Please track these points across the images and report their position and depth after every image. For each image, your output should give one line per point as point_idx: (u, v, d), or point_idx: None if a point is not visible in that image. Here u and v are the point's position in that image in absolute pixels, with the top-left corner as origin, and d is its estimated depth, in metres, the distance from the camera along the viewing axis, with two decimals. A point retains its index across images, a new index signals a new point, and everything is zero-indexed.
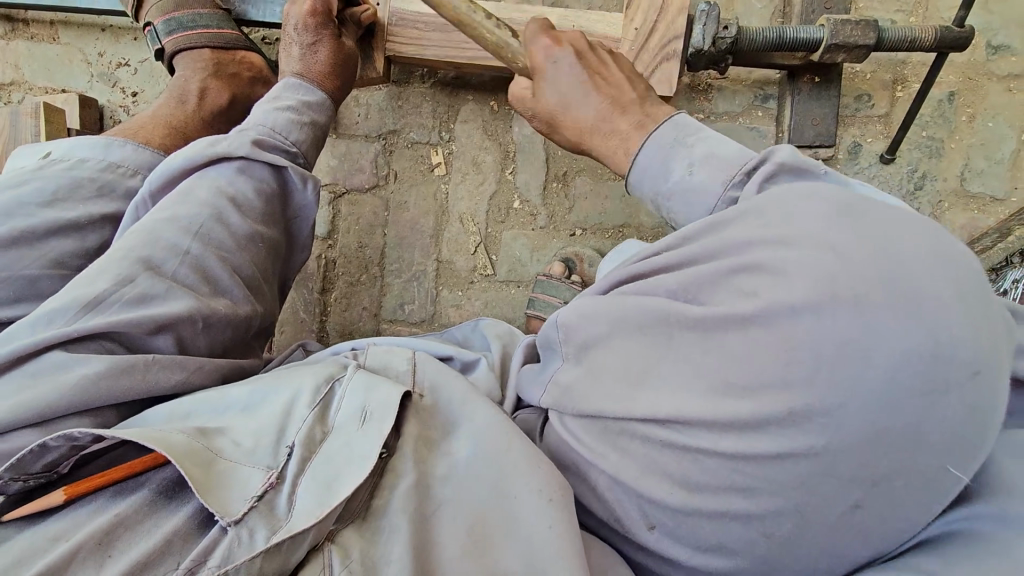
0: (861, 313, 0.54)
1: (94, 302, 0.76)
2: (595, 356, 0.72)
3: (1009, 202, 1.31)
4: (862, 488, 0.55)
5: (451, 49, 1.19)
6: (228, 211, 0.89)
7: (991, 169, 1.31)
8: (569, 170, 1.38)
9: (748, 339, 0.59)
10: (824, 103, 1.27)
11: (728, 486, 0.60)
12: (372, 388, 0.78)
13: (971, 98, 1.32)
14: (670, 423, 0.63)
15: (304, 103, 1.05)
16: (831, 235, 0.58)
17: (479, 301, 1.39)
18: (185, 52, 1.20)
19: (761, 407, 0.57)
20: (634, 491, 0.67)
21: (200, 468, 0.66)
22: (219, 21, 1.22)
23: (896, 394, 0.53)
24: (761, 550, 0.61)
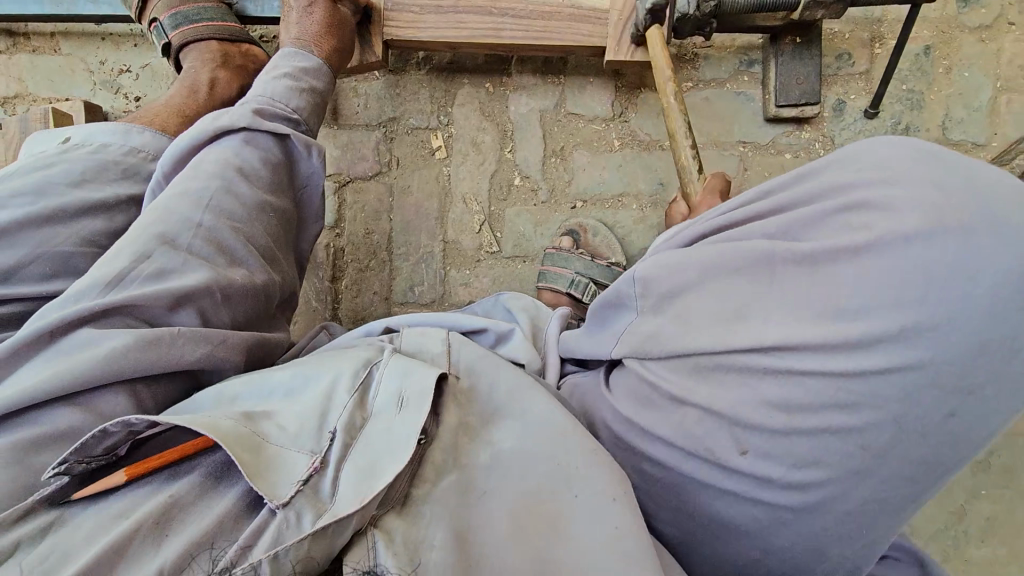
0: (967, 240, 0.60)
1: (116, 280, 0.78)
2: (686, 302, 0.75)
3: (989, 148, 1.37)
4: (954, 394, 0.61)
5: (447, 30, 1.23)
6: (236, 181, 0.93)
7: (970, 117, 1.37)
8: (567, 145, 1.42)
9: (863, 267, 0.63)
10: (805, 63, 1.31)
11: (830, 403, 0.64)
12: (410, 372, 0.76)
13: (947, 51, 1.38)
14: (775, 350, 0.67)
15: (300, 69, 1.08)
16: (926, 176, 0.65)
17: (486, 278, 1.42)
18: (191, 45, 1.26)
19: (871, 327, 0.62)
20: (730, 420, 0.69)
21: (248, 454, 0.66)
22: (223, 15, 1.28)
23: (1001, 309, 0.59)
24: (857, 462, 0.64)
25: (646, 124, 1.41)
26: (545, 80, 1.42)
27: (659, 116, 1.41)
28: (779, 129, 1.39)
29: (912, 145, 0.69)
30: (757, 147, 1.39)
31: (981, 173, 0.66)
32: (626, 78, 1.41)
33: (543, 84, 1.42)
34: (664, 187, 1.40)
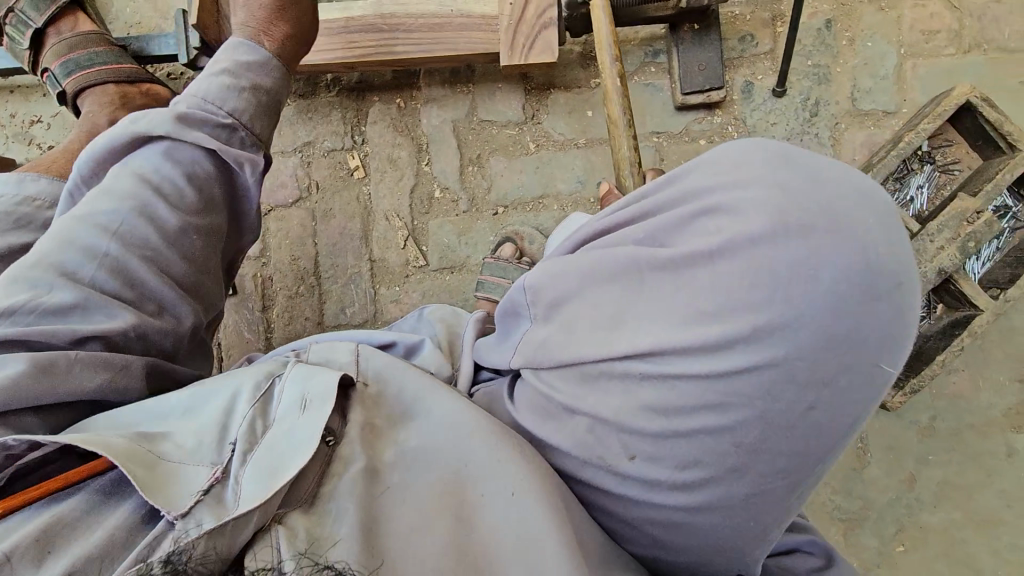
0: (808, 240, 0.55)
1: (8, 309, 0.70)
2: (569, 312, 0.68)
3: (899, 115, 1.37)
4: (812, 389, 0.56)
5: (340, 49, 1.24)
6: (154, 204, 0.80)
7: (878, 86, 1.38)
8: (483, 152, 1.42)
9: (714, 274, 0.58)
10: (706, 48, 1.34)
11: (699, 406, 0.59)
12: (312, 376, 0.73)
13: (847, 24, 1.39)
14: (648, 356, 0.61)
15: (240, 64, 0.88)
16: (776, 177, 0.59)
17: (416, 293, 1.41)
18: (91, 89, 1.25)
19: (729, 330, 0.57)
20: (615, 426, 0.64)
21: (138, 468, 0.61)
22: (117, 57, 1.28)
23: (841, 304, 0.55)
24: (732, 461, 0.60)
25: (559, 125, 1.41)
26: (454, 91, 1.43)
27: (571, 116, 1.41)
28: (690, 116, 1.39)
29: (762, 142, 0.63)
30: (671, 136, 1.39)
31: (826, 170, 0.61)
32: (534, 81, 1.41)
33: (453, 95, 1.42)
34: (584, 185, 1.40)
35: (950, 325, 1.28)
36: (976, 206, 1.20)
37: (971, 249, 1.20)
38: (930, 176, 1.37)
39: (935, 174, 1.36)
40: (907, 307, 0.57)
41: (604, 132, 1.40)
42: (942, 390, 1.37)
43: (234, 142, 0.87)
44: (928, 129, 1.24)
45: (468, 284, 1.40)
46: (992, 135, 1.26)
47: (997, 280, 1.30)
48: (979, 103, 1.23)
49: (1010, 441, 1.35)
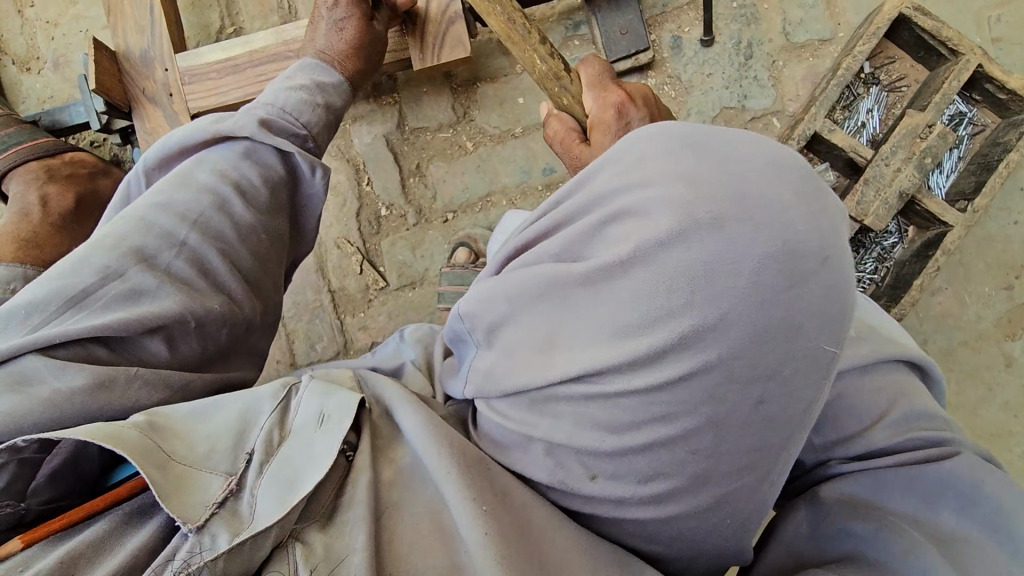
0: (722, 232, 0.50)
1: (78, 297, 0.67)
2: (507, 338, 0.59)
3: (837, 40, 1.32)
4: (757, 383, 0.51)
5: (250, 86, 1.19)
6: (230, 198, 0.81)
7: (809, 15, 1.32)
8: (421, 161, 1.39)
9: (632, 285, 0.52)
10: (625, 12, 1.29)
11: (647, 418, 0.53)
12: (333, 390, 0.68)
13: None
14: (587, 377, 0.54)
15: (318, 83, 0.96)
16: (676, 166, 0.53)
17: (382, 316, 1.39)
18: (13, 170, 1.20)
19: (657, 341, 0.51)
20: (571, 449, 0.57)
21: (156, 471, 0.56)
22: (32, 134, 1.23)
23: (767, 292, 0.49)
24: (693, 469, 0.54)
25: (492, 118, 1.37)
26: (380, 104, 1.38)
27: (502, 106, 1.37)
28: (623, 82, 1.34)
29: (662, 129, 0.57)
30: None
31: (732, 145, 0.55)
32: (458, 78, 1.37)
33: (379, 108, 1.38)
34: (529, 175, 1.36)
35: (924, 246, 1.25)
36: (927, 119, 1.16)
37: (929, 165, 1.16)
38: (879, 97, 1.30)
39: (883, 95, 1.30)
40: (841, 280, 0.52)
41: (538, 117, 1.36)
42: (927, 313, 1.33)
43: (306, 149, 0.93)
44: (866, 50, 1.19)
45: (431, 298, 1.38)
46: (933, 43, 1.20)
47: (963, 192, 1.24)
48: (912, 13, 1.17)
49: (1005, 349, 1.31)
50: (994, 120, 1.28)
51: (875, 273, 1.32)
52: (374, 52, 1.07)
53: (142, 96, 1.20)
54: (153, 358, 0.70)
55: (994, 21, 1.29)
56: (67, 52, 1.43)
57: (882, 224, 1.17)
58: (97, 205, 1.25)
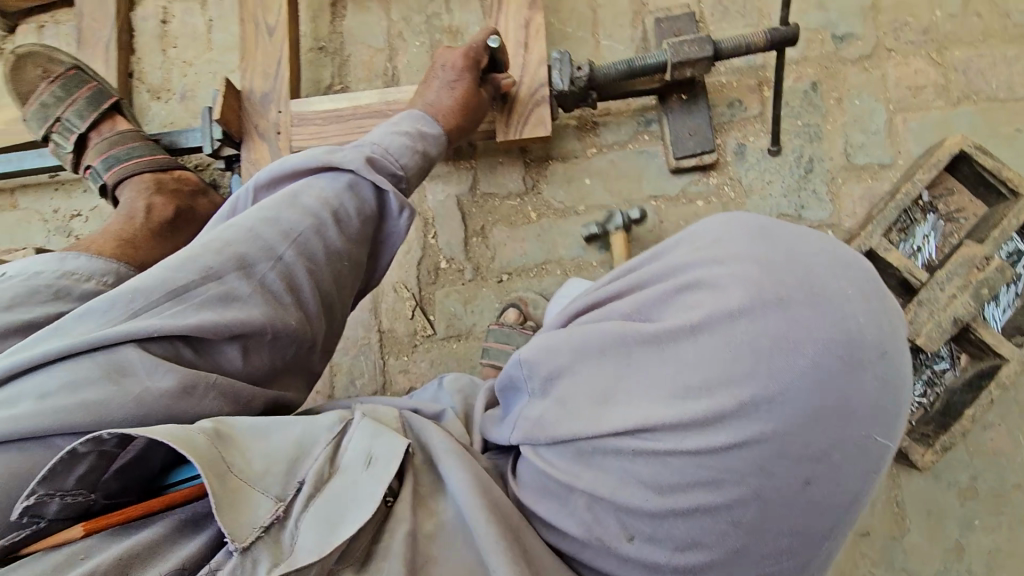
0: (789, 313, 0.52)
1: (179, 291, 0.73)
2: (566, 388, 0.61)
3: (896, 167, 1.38)
4: (806, 464, 0.52)
5: (349, 135, 1.32)
6: (327, 224, 0.88)
7: (871, 140, 1.40)
8: (486, 224, 1.47)
9: (697, 350, 0.54)
10: (696, 117, 1.39)
11: (695, 481, 0.54)
12: (383, 433, 0.71)
13: (834, 84, 1.42)
14: (641, 432, 0.55)
15: (420, 133, 1.06)
16: (749, 250, 0.57)
17: (424, 362, 1.43)
18: (128, 180, 1.34)
19: (714, 406, 0.53)
20: (611, 505, 0.58)
21: (216, 483, 0.60)
22: (151, 149, 1.37)
23: (826, 375, 0.51)
24: (731, 540, 0.54)
25: (558, 193, 1.46)
26: (458, 167, 1.49)
27: (569, 184, 1.46)
28: (685, 179, 1.43)
29: (737, 217, 0.61)
30: (669, 199, 1.43)
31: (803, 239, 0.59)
32: (532, 154, 1.47)
33: (456, 170, 1.49)
34: (586, 250, 1.43)
35: (976, 377, 1.23)
36: (983, 252, 1.18)
37: (986, 296, 1.17)
38: (935, 225, 1.34)
39: (940, 223, 1.33)
40: (896, 377, 0.54)
41: (603, 199, 1.45)
42: (979, 447, 1.29)
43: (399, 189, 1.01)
44: (925, 179, 1.24)
45: (475, 351, 1.42)
46: (993, 181, 1.24)
47: None
48: (973, 152, 1.23)
49: None
50: None
51: (923, 396, 1.29)
52: (475, 112, 1.18)
53: (254, 130, 1.35)
54: (227, 362, 0.76)
55: None
56: (195, 87, 1.62)
57: (934, 346, 1.18)
58: (192, 218, 1.37)
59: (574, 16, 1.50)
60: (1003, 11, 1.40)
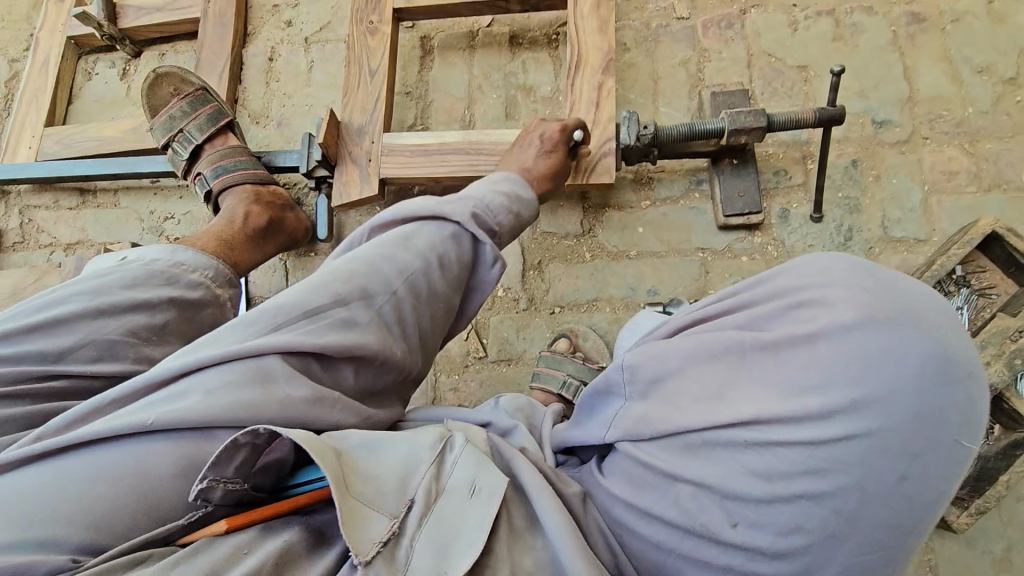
0: (892, 328, 0.61)
1: (314, 312, 0.84)
2: (679, 387, 0.70)
3: (931, 242, 1.48)
4: (905, 459, 0.59)
5: (432, 167, 1.48)
6: (435, 268, 0.99)
7: (908, 216, 1.51)
8: (543, 259, 1.59)
9: (809, 355, 0.63)
10: (746, 179, 1.52)
11: (801, 471, 0.62)
12: (484, 463, 0.78)
13: (873, 163, 1.55)
14: (753, 424, 0.64)
15: (517, 195, 1.19)
16: (850, 277, 0.65)
17: (474, 382, 1.52)
18: (229, 188, 1.49)
19: (822, 403, 0.61)
20: (719, 493, 0.65)
21: (343, 499, 0.68)
22: (254, 164, 1.52)
23: (924, 382, 0.60)
24: (833, 528, 0.61)
25: (612, 238, 1.58)
26: None
27: (623, 231, 1.58)
28: (731, 236, 1.54)
29: (836, 255, 0.70)
30: (715, 252, 1.54)
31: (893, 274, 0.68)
32: (591, 201, 1.61)
33: None
34: (635, 291, 1.53)
35: (1010, 445, 1.26)
36: (1016, 325, 1.25)
37: (1018, 366, 1.24)
38: (968, 298, 1.41)
39: (973, 298, 1.41)
40: (981, 392, 0.62)
41: (654, 247, 1.56)
42: (1013, 518, 1.30)
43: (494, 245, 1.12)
44: (958, 254, 1.34)
45: (524, 376, 1.50)
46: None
47: None
48: (1005, 232, 1.33)
49: None
50: None
51: None
52: (559, 179, 1.34)
53: (348, 155, 1.53)
54: (342, 381, 0.86)
55: None
56: (291, 116, 1.82)
57: None
58: (280, 228, 1.51)
59: (637, 84, 1.69)
60: None
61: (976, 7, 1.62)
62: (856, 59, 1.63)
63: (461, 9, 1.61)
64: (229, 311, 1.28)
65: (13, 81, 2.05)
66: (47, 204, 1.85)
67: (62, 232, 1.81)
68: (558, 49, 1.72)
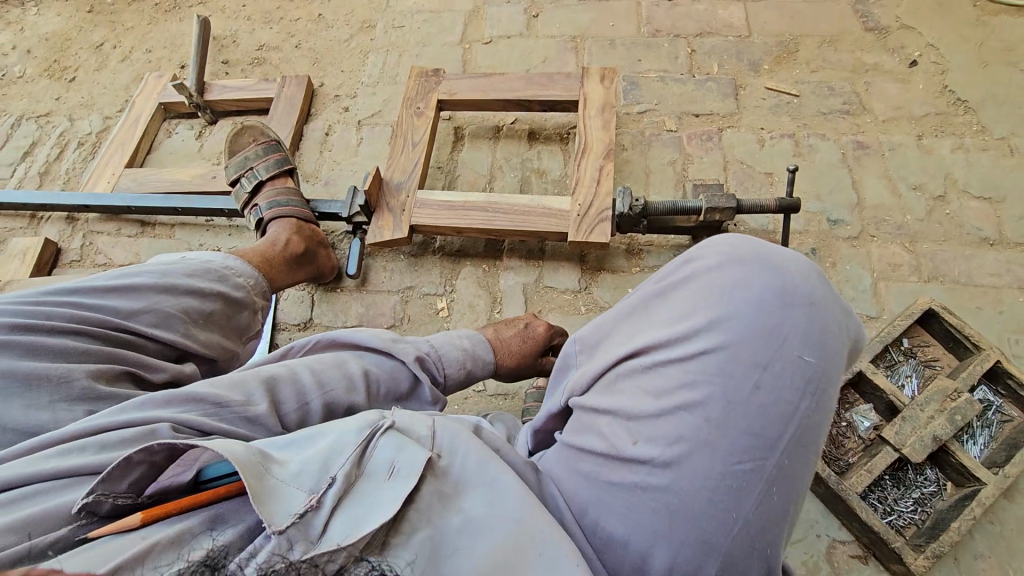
0: (744, 267, 0.84)
1: (220, 404, 0.94)
2: (606, 342, 0.94)
3: (880, 320, 1.71)
4: (754, 368, 0.77)
5: (456, 220, 1.76)
6: (360, 389, 1.09)
7: (859, 297, 1.75)
8: (543, 308, 1.80)
9: (686, 294, 0.86)
10: None
11: (680, 384, 0.80)
12: (404, 446, 0.81)
13: (829, 253, 1.82)
14: (647, 353, 0.85)
15: (470, 352, 1.31)
16: (721, 242, 0.90)
17: (472, 411, 1.64)
18: (276, 219, 1.73)
19: (694, 324, 0.82)
20: (624, 416, 0.84)
21: (253, 480, 0.71)
22: (303, 205, 1.79)
23: (766, 306, 0.80)
24: (706, 433, 0.77)
25: (606, 294, 1.81)
26: (528, 263, 1.87)
27: (616, 289, 1.81)
28: None
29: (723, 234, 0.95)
30: None
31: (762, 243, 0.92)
32: (589, 263, 1.85)
33: (527, 265, 1.87)
34: None
35: (961, 498, 1.37)
36: (954, 385, 1.44)
37: (960, 422, 1.40)
38: (917, 368, 1.60)
39: (921, 367, 1.59)
40: (825, 317, 0.81)
41: None
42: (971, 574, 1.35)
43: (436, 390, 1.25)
44: (903, 324, 1.55)
45: (518, 410, 1.64)
46: (958, 336, 1.54)
47: (996, 461, 1.42)
48: (939, 310, 1.56)
49: None
50: (1020, 413, 1.50)
51: (915, 513, 1.42)
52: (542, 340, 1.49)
53: (386, 205, 1.82)
54: None
55: (1013, 342, 1.65)
56: (338, 179, 2.14)
57: (918, 456, 1.39)
58: (311, 258, 1.72)
59: (631, 176, 2.02)
60: (959, 223, 1.84)
61: (909, 141, 2.00)
62: (813, 171, 1.97)
63: (492, 104, 2.00)
64: (259, 318, 1.43)
65: (103, 132, 2.40)
66: (109, 231, 2.09)
67: (116, 255, 2.04)
68: (568, 144, 2.08)
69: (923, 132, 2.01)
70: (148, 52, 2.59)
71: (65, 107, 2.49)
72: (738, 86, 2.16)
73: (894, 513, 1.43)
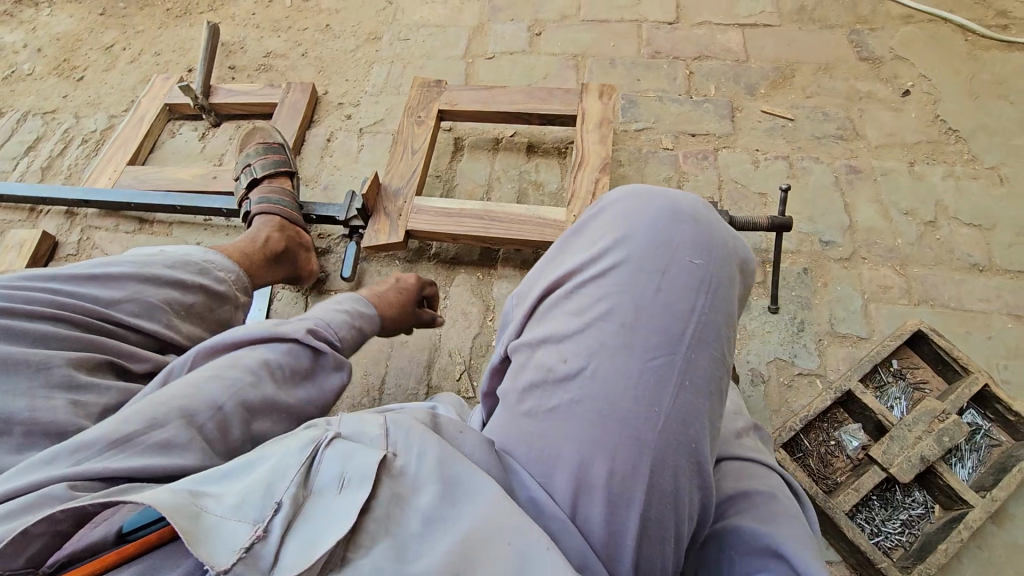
0: (637, 197, 0.90)
1: (126, 440, 0.81)
2: (528, 288, 0.96)
3: (870, 341, 1.71)
4: (653, 274, 0.81)
5: (452, 227, 1.77)
6: (264, 379, 0.96)
7: (850, 317, 1.76)
8: None
9: (591, 227, 0.90)
10: None
11: (593, 299, 0.82)
12: (351, 454, 0.74)
13: (820, 273, 1.84)
14: (564, 283, 0.87)
15: (357, 311, 1.24)
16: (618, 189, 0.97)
17: None
18: (259, 217, 1.73)
19: (599, 247, 0.86)
20: (547, 340, 0.84)
21: (185, 523, 0.64)
22: (291, 206, 1.80)
23: (658, 224, 0.85)
24: (620, 338, 0.78)
25: None
26: (522, 273, 1.88)
27: None
28: None
29: None
30: None
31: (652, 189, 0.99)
32: None
33: (521, 274, 1.88)
34: None
35: (949, 521, 1.36)
36: (943, 407, 1.45)
37: (947, 443, 1.41)
38: (906, 390, 1.59)
39: (910, 389, 1.59)
40: (711, 227, 0.86)
41: None
42: None
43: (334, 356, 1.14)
44: (892, 345, 1.56)
45: None
46: (948, 359, 1.54)
47: (983, 484, 1.42)
48: (929, 331, 1.57)
49: None
50: (1008, 438, 1.49)
51: (902, 535, 1.41)
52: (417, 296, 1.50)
53: (383, 209, 1.83)
54: None
55: (1002, 367, 1.65)
56: (337, 184, 2.16)
57: (906, 477, 1.38)
58: (291, 256, 1.71)
59: None
60: (950, 249, 1.86)
61: (901, 167, 2.03)
62: (806, 193, 2.00)
63: (493, 116, 2.03)
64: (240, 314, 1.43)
65: (107, 130, 2.43)
66: (107, 227, 2.10)
67: (112, 250, 2.05)
68: (566, 158, 2.11)
69: (916, 158, 2.05)
70: (157, 55, 2.63)
71: (72, 105, 2.52)
72: (734, 108, 2.20)
73: (881, 534, 1.41)
